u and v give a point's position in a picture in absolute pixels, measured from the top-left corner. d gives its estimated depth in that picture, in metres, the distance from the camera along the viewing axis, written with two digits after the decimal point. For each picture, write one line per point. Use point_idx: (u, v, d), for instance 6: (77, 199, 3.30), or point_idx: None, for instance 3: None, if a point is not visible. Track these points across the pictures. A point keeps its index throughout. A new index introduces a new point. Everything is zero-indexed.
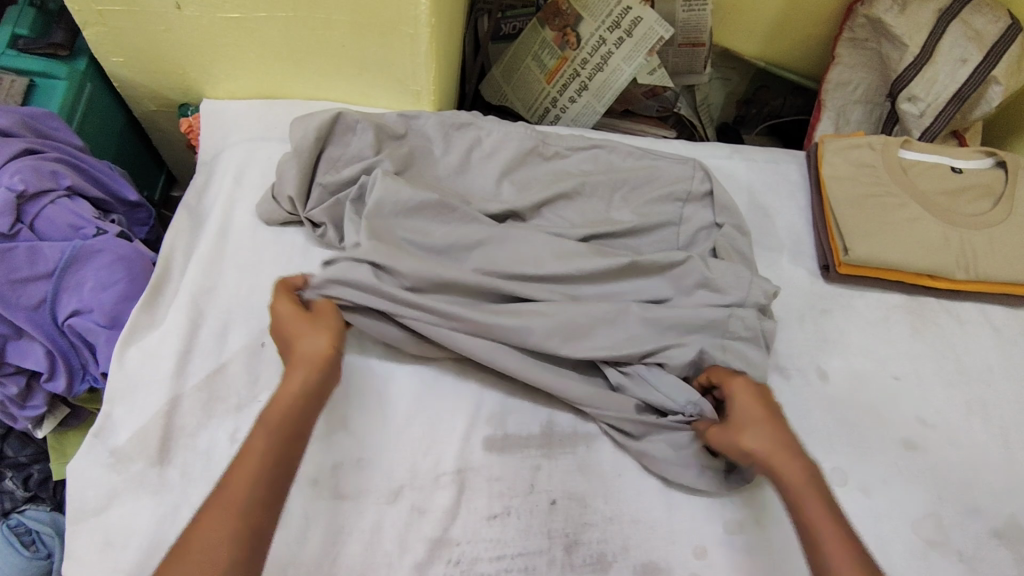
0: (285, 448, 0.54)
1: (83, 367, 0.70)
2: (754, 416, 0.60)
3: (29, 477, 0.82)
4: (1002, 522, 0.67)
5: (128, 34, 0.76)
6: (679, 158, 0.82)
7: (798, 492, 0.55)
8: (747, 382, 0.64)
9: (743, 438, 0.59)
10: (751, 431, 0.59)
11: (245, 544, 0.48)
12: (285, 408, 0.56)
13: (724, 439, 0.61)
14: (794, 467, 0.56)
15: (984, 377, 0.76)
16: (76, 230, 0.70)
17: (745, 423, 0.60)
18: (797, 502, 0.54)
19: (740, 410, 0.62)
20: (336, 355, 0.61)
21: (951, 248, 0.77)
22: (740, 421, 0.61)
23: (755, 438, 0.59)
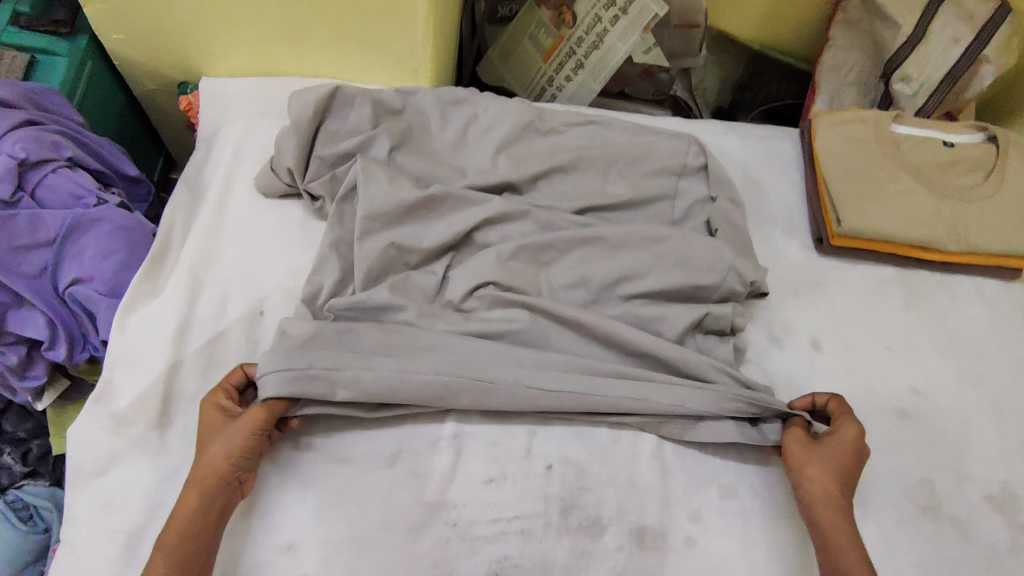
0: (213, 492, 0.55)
1: (83, 336, 0.70)
2: (839, 459, 0.59)
3: (28, 452, 0.82)
4: (995, 489, 0.68)
5: (128, 10, 0.77)
6: (674, 134, 0.82)
7: (833, 547, 0.56)
8: (860, 433, 0.61)
9: (807, 469, 0.60)
10: (816, 466, 0.60)
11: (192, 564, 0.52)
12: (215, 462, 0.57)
13: (792, 451, 0.62)
14: (847, 528, 0.57)
15: (977, 349, 0.76)
16: (77, 200, 0.70)
17: (822, 457, 0.60)
18: (839, 560, 0.55)
19: (831, 444, 0.61)
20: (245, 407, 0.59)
21: (943, 220, 0.78)
22: (824, 451, 0.60)
23: (820, 477, 0.59)
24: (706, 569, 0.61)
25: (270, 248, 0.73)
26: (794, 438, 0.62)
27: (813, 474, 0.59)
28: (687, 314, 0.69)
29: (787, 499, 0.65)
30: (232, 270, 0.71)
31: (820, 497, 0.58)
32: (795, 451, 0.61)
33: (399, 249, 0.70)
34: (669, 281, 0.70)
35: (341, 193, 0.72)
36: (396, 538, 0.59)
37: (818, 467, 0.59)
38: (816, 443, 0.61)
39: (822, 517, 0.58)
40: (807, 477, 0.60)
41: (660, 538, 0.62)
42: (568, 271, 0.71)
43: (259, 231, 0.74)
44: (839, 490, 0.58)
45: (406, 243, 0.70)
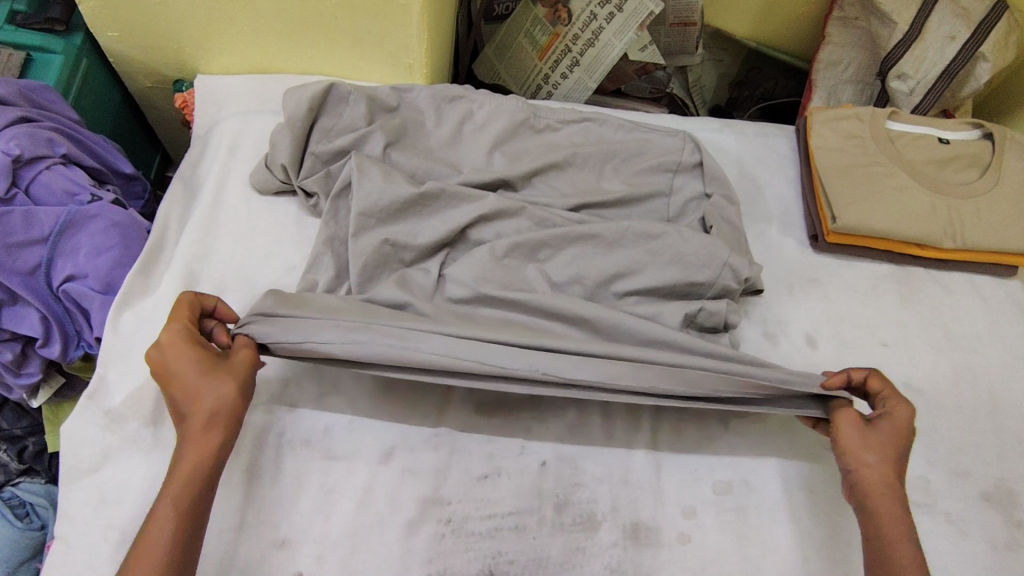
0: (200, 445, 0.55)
1: (78, 333, 0.70)
2: (897, 447, 0.58)
3: (24, 450, 0.81)
4: (990, 485, 0.68)
5: (123, 8, 0.77)
6: (669, 131, 0.82)
7: (888, 535, 0.55)
8: (913, 412, 0.59)
9: (864, 455, 0.58)
10: (872, 454, 0.58)
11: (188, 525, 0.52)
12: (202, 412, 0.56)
13: (847, 433, 0.59)
14: (902, 517, 0.56)
15: (972, 346, 0.76)
16: (72, 197, 0.70)
17: (879, 442, 0.58)
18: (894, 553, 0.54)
19: (885, 429, 0.59)
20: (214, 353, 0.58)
21: (939, 217, 0.77)
22: (880, 437, 0.59)
23: (881, 464, 0.57)
24: (700, 565, 0.61)
25: (265, 245, 0.73)
26: (848, 422, 0.59)
27: (870, 462, 0.58)
28: (682, 310, 0.68)
29: (781, 494, 0.65)
30: (227, 266, 0.71)
31: (880, 484, 0.57)
32: (849, 435, 0.59)
33: (394, 245, 0.70)
34: (663, 278, 0.70)
35: (336, 190, 0.72)
36: (390, 534, 0.59)
37: (877, 452, 0.58)
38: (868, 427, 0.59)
39: (881, 504, 0.56)
40: (867, 463, 0.58)
41: (654, 534, 0.62)
42: (563, 267, 0.71)
43: (254, 228, 0.74)
44: (895, 478, 0.57)
45: (400, 239, 0.70)
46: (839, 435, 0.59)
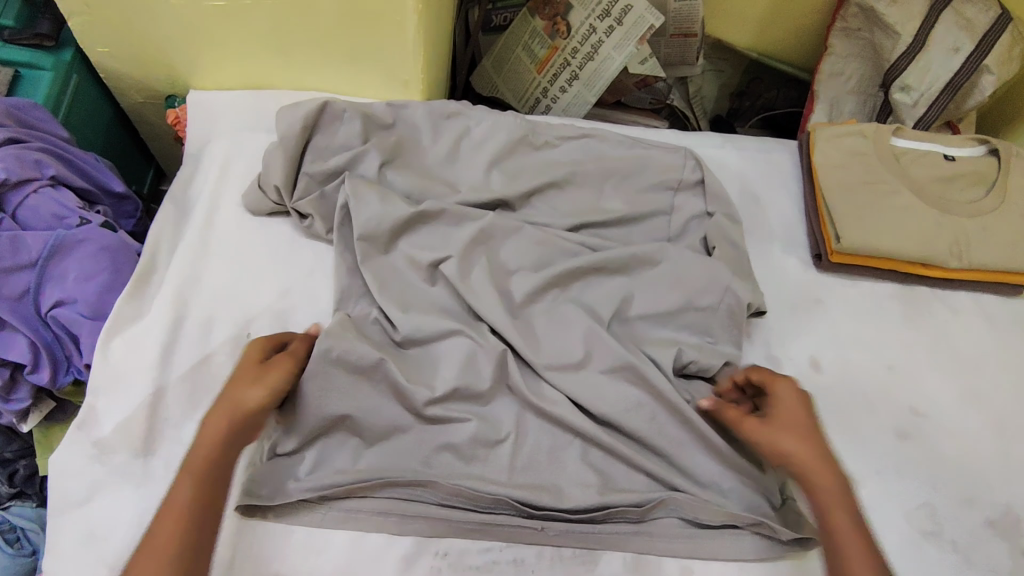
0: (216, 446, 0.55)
1: (68, 359, 0.68)
2: (802, 428, 0.59)
3: (14, 473, 0.80)
4: (996, 513, 0.66)
5: (113, 23, 0.75)
6: (670, 147, 0.81)
7: (836, 515, 0.55)
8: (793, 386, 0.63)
9: (779, 440, 0.59)
10: (786, 434, 0.59)
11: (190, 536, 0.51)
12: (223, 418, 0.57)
13: (761, 435, 0.60)
14: (829, 477, 0.57)
15: (978, 368, 0.75)
16: (60, 220, 0.69)
17: (790, 428, 0.59)
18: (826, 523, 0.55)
19: (786, 414, 0.60)
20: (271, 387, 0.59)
21: (944, 236, 0.76)
22: (785, 425, 0.60)
23: (795, 445, 0.58)
24: None
25: (258, 267, 0.71)
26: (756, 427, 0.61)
27: (791, 447, 0.58)
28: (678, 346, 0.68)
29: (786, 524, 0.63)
30: (220, 291, 0.69)
31: (808, 468, 0.57)
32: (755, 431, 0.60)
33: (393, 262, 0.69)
34: (663, 303, 0.69)
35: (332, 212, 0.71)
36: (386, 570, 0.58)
37: (791, 437, 0.59)
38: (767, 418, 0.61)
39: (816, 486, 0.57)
40: (785, 451, 0.58)
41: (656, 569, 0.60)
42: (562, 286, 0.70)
43: (248, 250, 0.72)
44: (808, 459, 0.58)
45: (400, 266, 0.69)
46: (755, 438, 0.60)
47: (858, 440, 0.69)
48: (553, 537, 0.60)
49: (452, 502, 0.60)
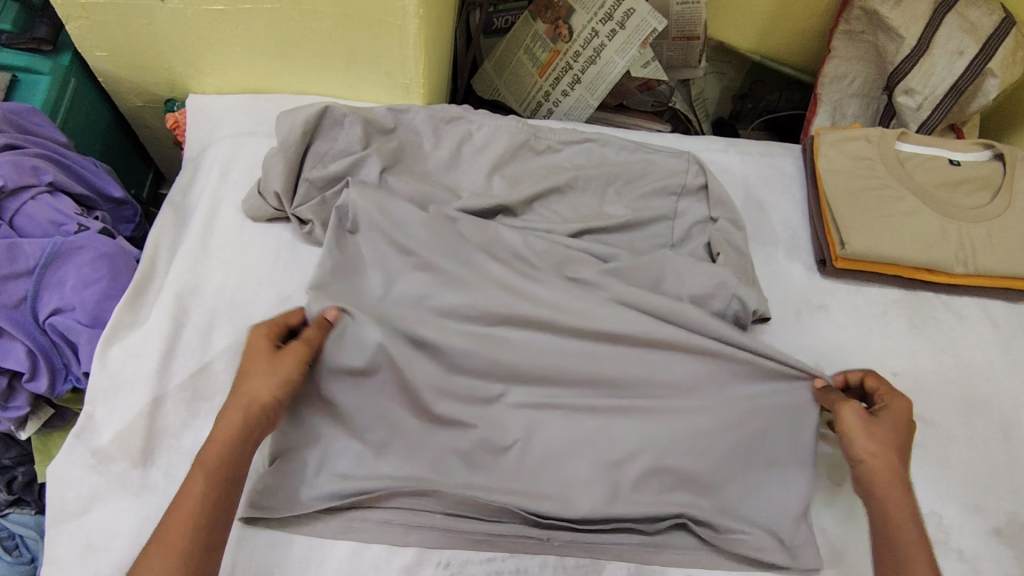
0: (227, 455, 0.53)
1: (65, 367, 0.68)
2: (900, 430, 0.60)
3: (13, 480, 0.79)
4: (1003, 521, 0.66)
5: (112, 27, 0.75)
6: (673, 151, 0.80)
7: (897, 524, 0.56)
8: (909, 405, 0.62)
9: (868, 440, 0.59)
10: (872, 440, 0.59)
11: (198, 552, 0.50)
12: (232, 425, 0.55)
13: (855, 424, 0.60)
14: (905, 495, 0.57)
15: (983, 374, 0.74)
16: (58, 227, 0.68)
17: (886, 433, 0.59)
18: (891, 530, 0.55)
19: (893, 420, 0.60)
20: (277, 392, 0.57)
21: (950, 242, 0.76)
22: (889, 426, 0.60)
23: (882, 449, 0.59)
24: None
25: (258, 273, 0.71)
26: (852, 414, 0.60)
27: (876, 448, 0.59)
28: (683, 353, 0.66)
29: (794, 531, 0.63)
30: (220, 298, 0.69)
31: (878, 475, 0.58)
32: (853, 423, 0.60)
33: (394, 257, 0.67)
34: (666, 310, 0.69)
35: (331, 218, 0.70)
36: None
37: (880, 437, 0.59)
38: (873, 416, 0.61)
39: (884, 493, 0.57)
40: (869, 448, 0.59)
41: None
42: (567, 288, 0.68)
43: (248, 256, 0.72)
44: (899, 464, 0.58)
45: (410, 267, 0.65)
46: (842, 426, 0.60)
47: None
48: (560, 547, 0.60)
49: (459, 510, 0.60)
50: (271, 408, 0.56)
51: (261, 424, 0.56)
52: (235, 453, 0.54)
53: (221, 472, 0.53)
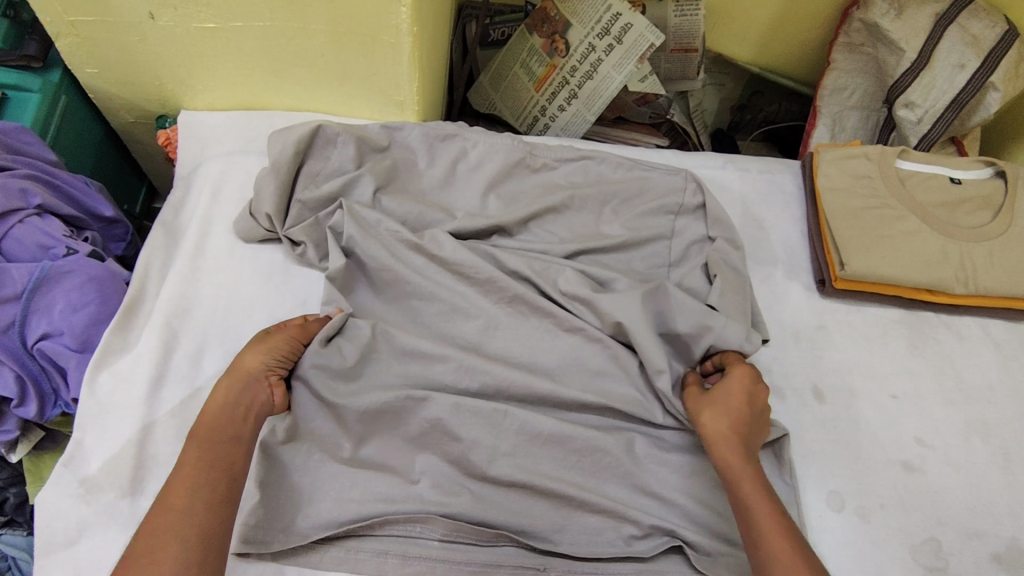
0: (225, 420, 0.56)
1: (54, 392, 0.67)
2: (730, 404, 0.60)
3: (5, 501, 0.78)
4: (1003, 547, 0.65)
5: (102, 45, 0.74)
6: (670, 169, 0.79)
7: (747, 497, 0.55)
8: (745, 372, 0.62)
9: (701, 416, 0.60)
10: (710, 412, 0.60)
11: (207, 502, 0.51)
12: (223, 397, 0.57)
13: (692, 407, 0.62)
14: (743, 465, 0.57)
15: (984, 396, 0.74)
16: (46, 250, 0.68)
17: (719, 406, 0.60)
18: (739, 500, 0.55)
19: (723, 392, 0.61)
20: (262, 364, 0.60)
21: (951, 262, 0.75)
22: (717, 402, 0.60)
23: (714, 422, 0.59)
24: None
25: (250, 296, 0.70)
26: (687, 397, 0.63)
27: (714, 424, 0.59)
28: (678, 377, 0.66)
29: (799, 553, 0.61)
30: (210, 321, 0.68)
31: (718, 449, 0.58)
32: (693, 405, 0.62)
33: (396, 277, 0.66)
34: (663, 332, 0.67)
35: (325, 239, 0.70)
36: None
37: (707, 417, 0.60)
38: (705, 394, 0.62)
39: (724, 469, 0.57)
40: (703, 424, 0.60)
41: None
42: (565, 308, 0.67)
43: (239, 278, 0.71)
44: (736, 435, 0.58)
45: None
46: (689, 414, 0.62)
47: (863, 472, 0.67)
48: None
49: (456, 538, 0.59)
50: (261, 374, 0.60)
51: (252, 393, 0.58)
52: (228, 418, 0.56)
53: (219, 432, 0.55)
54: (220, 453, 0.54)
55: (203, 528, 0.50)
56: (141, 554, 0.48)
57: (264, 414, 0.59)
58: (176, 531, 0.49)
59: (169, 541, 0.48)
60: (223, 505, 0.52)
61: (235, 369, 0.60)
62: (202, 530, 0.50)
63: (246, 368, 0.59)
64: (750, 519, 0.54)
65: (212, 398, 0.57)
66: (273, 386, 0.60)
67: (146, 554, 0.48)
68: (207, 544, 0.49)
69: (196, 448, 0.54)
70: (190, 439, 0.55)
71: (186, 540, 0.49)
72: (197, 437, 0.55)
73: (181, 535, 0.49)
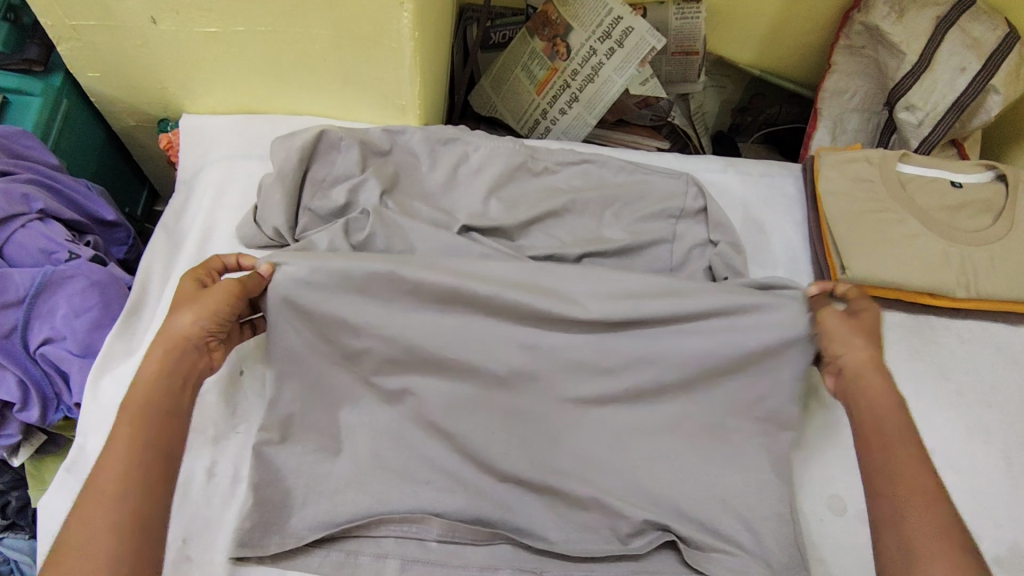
0: (160, 395, 0.54)
1: (57, 396, 0.67)
2: (874, 335, 0.62)
3: (7, 505, 0.78)
4: (1004, 550, 0.65)
5: (104, 49, 0.74)
6: (671, 172, 0.79)
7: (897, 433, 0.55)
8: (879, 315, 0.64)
9: (848, 342, 0.61)
10: (857, 341, 0.61)
11: (143, 480, 0.50)
12: (157, 368, 0.55)
13: (837, 327, 0.62)
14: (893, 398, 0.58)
15: (985, 400, 0.74)
16: (48, 255, 0.68)
17: (869, 338, 0.62)
18: (885, 425, 0.56)
19: (868, 325, 0.63)
20: (196, 332, 0.57)
21: (951, 266, 0.75)
22: (862, 332, 0.62)
23: (862, 349, 0.61)
24: None
25: None
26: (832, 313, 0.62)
27: (868, 352, 0.61)
28: None
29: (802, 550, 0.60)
30: None
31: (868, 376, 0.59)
32: (836, 325, 0.62)
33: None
34: None
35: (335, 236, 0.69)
36: None
37: (864, 348, 0.61)
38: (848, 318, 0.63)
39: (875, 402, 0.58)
40: (850, 347, 0.61)
41: None
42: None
43: None
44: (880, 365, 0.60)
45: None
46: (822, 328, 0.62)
47: None
48: None
49: (453, 538, 0.59)
50: (196, 340, 0.57)
51: (188, 360, 0.57)
52: (163, 388, 0.55)
53: (154, 406, 0.53)
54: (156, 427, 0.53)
55: (138, 507, 0.49)
56: (76, 542, 0.46)
57: (201, 378, 0.58)
58: (108, 512, 0.48)
59: (101, 518, 0.47)
60: (161, 484, 0.51)
61: (166, 334, 0.57)
62: (136, 510, 0.48)
63: (180, 334, 0.57)
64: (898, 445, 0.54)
65: (142, 370, 0.55)
66: (205, 350, 0.58)
67: (83, 542, 0.46)
68: (148, 528, 0.49)
69: (128, 428, 0.51)
70: (120, 412, 0.53)
71: (119, 520, 0.47)
72: (128, 415, 0.52)
73: (114, 515, 0.47)
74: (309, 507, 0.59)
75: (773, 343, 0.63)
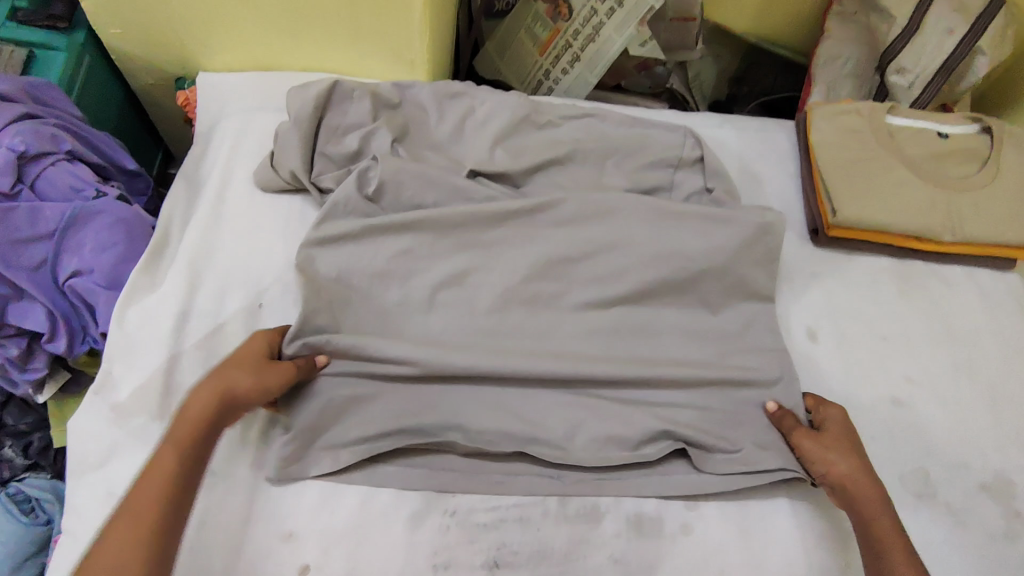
0: (204, 438, 0.54)
1: (84, 329, 0.71)
2: (849, 441, 0.63)
3: (29, 445, 0.82)
4: (990, 476, 0.68)
5: (127, 5, 0.77)
6: (669, 126, 0.83)
7: (883, 538, 0.55)
8: (845, 414, 0.66)
9: (827, 457, 0.61)
10: (835, 454, 0.61)
11: (168, 520, 0.49)
12: (205, 409, 0.55)
13: (808, 450, 0.62)
14: (885, 511, 0.57)
15: (971, 338, 0.77)
16: (77, 193, 0.71)
17: (842, 445, 0.62)
18: (878, 536, 0.56)
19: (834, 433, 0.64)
20: (254, 394, 0.57)
21: (938, 210, 0.78)
22: (833, 444, 0.62)
23: (840, 463, 0.61)
24: (703, 554, 0.61)
25: (270, 240, 0.73)
26: (802, 441, 0.63)
27: (839, 461, 0.61)
28: (672, 317, 0.71)
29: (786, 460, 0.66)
30: (233, 261, 0.71)
31: (848, 485, 0.59)
32: (808, 447, 0.62)
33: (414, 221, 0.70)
34: (664, 271, 0.70)
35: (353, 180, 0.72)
36: (397, 526, 0.60)
37: (842, 457, 0.61)
38: (817, 433, 0.63)
39: (863, 506, 0.58)
40: (830, 462, 0.61)
41: (657, 526, 0.63)
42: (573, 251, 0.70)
43: (259, 224, 0.74)
44: (863, 472, 0.60)
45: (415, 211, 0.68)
46: (800, 453, 0.63)
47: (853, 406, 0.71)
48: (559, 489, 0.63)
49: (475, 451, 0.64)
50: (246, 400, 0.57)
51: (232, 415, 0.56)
52: (208, 432, 0.54)
53: (197, 445, 0.53)
54: (193, 468, 0.52)
55: (160, 549, 0.48)
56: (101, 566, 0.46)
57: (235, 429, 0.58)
58: (129, 550, 0.47)
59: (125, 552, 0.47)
60: (179, 527, 0.50)
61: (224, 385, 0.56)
62: (156, 551, 0.48)
63: (237, 388, 0.56)
64: (883, 550, 0.55)
65: (191, 409, 0.55)
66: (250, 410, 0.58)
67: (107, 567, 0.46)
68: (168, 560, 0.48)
69: (171, 466, 0.51)
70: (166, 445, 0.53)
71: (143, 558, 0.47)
72: (174, 445, 0.52)
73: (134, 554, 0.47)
74: (330, 427, 0.62)
75: (745, 275, 0.71)
